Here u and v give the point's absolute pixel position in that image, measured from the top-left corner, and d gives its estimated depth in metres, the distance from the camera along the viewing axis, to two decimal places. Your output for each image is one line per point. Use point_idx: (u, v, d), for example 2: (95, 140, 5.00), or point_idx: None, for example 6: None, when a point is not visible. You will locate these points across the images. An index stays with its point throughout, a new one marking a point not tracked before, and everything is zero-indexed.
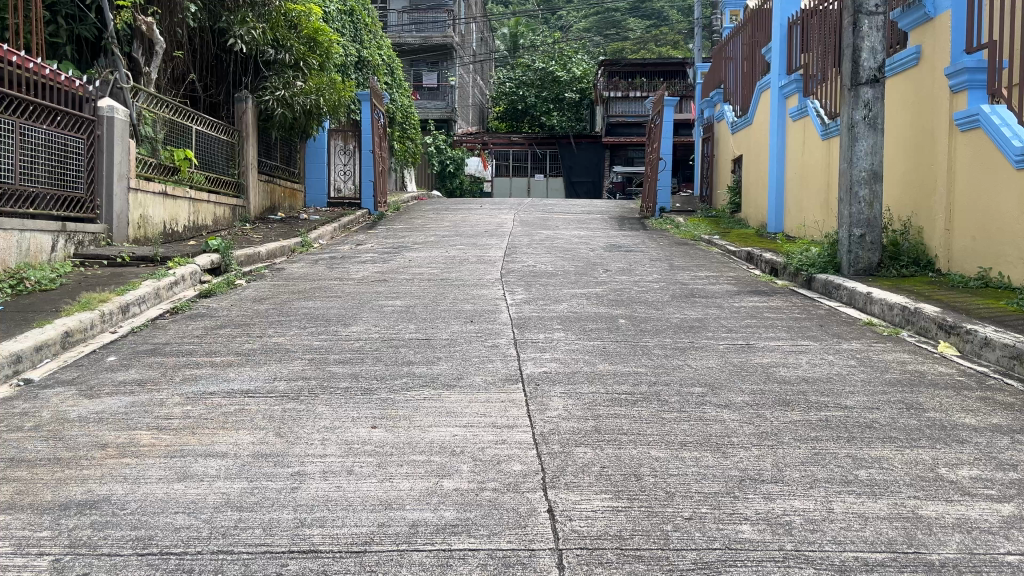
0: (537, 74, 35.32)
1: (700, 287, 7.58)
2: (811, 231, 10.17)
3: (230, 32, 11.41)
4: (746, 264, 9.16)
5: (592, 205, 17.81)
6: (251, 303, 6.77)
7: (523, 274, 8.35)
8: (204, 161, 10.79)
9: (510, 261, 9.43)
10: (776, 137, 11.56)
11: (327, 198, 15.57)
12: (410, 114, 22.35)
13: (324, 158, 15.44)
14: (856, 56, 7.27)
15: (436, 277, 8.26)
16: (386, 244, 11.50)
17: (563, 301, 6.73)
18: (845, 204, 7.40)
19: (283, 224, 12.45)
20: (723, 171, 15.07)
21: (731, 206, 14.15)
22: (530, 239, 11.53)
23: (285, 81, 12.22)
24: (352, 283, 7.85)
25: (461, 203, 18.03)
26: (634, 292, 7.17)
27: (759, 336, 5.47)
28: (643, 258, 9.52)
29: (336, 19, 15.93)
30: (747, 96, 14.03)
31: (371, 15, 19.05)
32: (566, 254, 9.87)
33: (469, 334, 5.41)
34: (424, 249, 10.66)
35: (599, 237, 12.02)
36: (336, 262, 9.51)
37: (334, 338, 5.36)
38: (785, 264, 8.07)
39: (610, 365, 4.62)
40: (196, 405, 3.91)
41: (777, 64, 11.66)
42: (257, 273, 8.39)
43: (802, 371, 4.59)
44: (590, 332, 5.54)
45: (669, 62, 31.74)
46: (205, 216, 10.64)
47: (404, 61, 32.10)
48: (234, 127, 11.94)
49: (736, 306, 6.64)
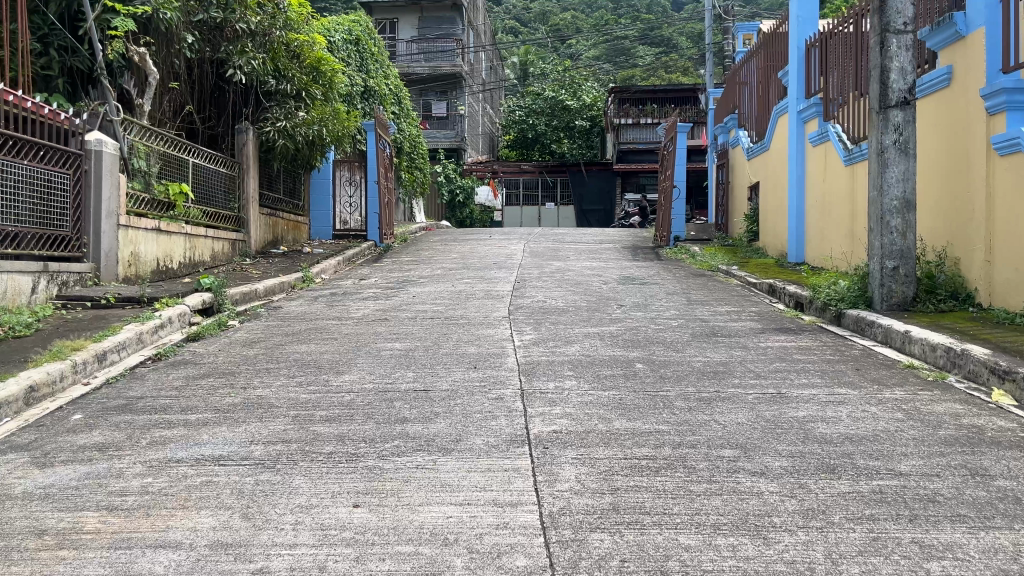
0: (547, 103, 35.16)
1: (721, 324, 7.08)
2: (837, 262, 9.66)
3: (229, 62, 11.09)
4: (769, 298, 8.66)
5: (604, 234, 17.37)
6: (240, 348, 6.33)
7: (533, 311, 7.88)
8: (201, 194, 10.44)
9: (519, 296, 8.97)
10: (796, 162, 11.09)
11: (332, 230, 15.19)
12: (419, 143, 22.12)
13: (330, 190, 15.05)
14: (885, 78, 6.82)
15: (440, 315, 7.79)
16: (390, 278, 11.05)
17: (576, 342, 6.26)
18: (876, 234, 6.90)
19: (285, 258, 12.05)
20: (738, 199, 14.62)
21: (748, 235, 13.66)
22: (540, 272, 11.09)
23: (287, 112, 11.90)
24: (351, 323, 7.40)
25: (470, 234, 17.64)
26: (650, 332, 6.68)
27: (792, 383, 4.96)
28: (657, 292, 9.05)
29: (342, 48, 15.95)
30: (763, 122, 13.66)
31: (377, 44, 18.83)
32: (578, 289, 9.41)
33: (472, 383, 4.93)
34: (430, 284, 10.22)
35: (612, 268, 11.55)
36: (336, 299, 9.07)
37: (325, 389, 4.89)
38: (811, 299, 7.56)
39: (628, 422, 4.11)
40: (159, 477, 3.45)
41: (795, 87, 11.19)
42: (252, 313, 7.96)
43: (844, 427, 4.08)
44: (605, 379, 5.06)
45: (679, 89, 31.46)
46: (202, 252, 10.25)
47: (413, 90, 32.00)
48: (235, 159, 11.65)
49: (761, 346, 6.14)
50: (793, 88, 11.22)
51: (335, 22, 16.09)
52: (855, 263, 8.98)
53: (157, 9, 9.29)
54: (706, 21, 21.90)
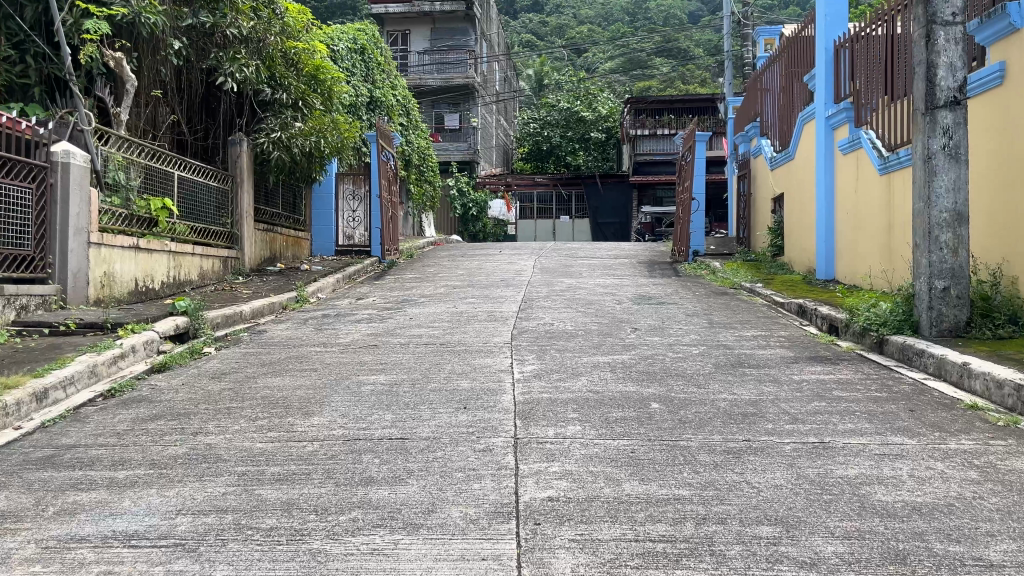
0: (562, 114, 34.43)
1: (748, 353, 6.30)
2: (874, 280, 8.85)
3: (220, 69, 10.44)
4: (799, 320, 7.89)
5: (619, 249, 16.61)
6: (208, 381, 5.65)
7: (537, 336, 7.16)
8: (188, 209, 9.82)
9: (524, 318, 8.25)
10: (824, 172, 10.30)
11: (335, 245, 14.59)
12: (429, 156, 21.54)
13: (332, 204, 14.44)
14: (931, 75, 6.06)
15: (436, 341, 7.08)
16: (390, 298, 10.36)
17: (585, 375, 5.52)
18: (923, 250, 6.12)
19: (280, 276, 11.41)
20: (761, 212, 13.84)
21: (772, 249, 12.88)
22: (550, 290, 10.35)
23: (283, 122, 11.34)
24: (336, 351, 6.70)
25: (480, 249, 16.96)
26: (668, 362, 5.94)
27: (835, 430, 4.19)
28: (675, 313, 8.30)
29: (346, 58, 15.43)
30: (787, 131, 12.89)
31: (384, 53, 18.30)
32: (589, 309, 8.68)
33: (459, 429, 4.20)
34: (431, 304, 9.52)
35: (627, 285, 10.80)
36: (327, 321, 8.40)
37: (287, 437, 4.19)
38: (847, 323, 6.80)
39: (641, 486, 3.37)
40: (47, 566, 2.73)
41: (822, 92, 10.40)
42: (232, 339, 7.30)
43: (908, 494, 3.30)
44: (616, 423, 4.32)
45: (697, 98, 30.67)
46: (188, 270, 9.63)
47: (425, 102, 31.51)
48: (228, 172, 11.08)
49: (795, 379, 5.38)
50: (821, 93, 10.46)
51: (339, 31, 15.58)
52: (896, 284, 8.19)
53: (139, 13, 8.68)
54: (727, 28, 21.10)
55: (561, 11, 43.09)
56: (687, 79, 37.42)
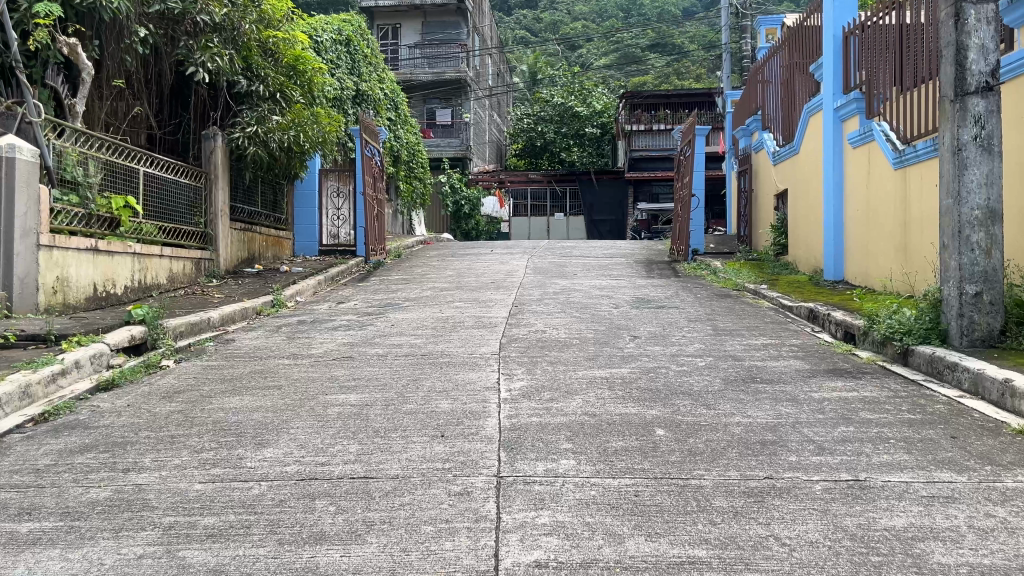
0: (556, 110, 33.99)
1: (760, 365, 5.72)
2: (889, 281, 8.26)
3: (190, 59, 9.80)
4: (811, 326, 7.32)
5: (616, 247, 16.00)
6: (157, 401, 5.04)
7: (528, 346, 6.57)
8: (155, 208, 9.20)
9: (514, 324, 7.65)
10: (833, 167, 9.71)
11: (319, 245, 13.92)
12: (419, 152, 20.95)
13: (315, 202, 13.78)
14: (962, 57, 5.47)
15: (417, 351, 6.48)
16: (372, 301, 9.75)
17: (579, 393, 4.93)
18: (951, 251, 5.54)
19: (257, 278, 10.79)
20: (763, 208, 13.26)
21: (775, 247, 12.30)
22: (543, 292, 9.76)
23: (259, 115, 10.74)
24: (306, 364, 6.10)
25: (471, 248, 16.35)
26: (672, 377, 5.36)
27: (871, 464, 3.60)
28: (677, 318, 7.71)
29: (330, 50, 14.83)
30: (790, 124, 12.33)
31: (371, 46, 17.67)
32: (584, 314, 8.09)
33: (434, 465, 3.61)
34: (416, 308, 8.88)
35: (624, 287, 10.21)
36: (301, 329, 7.80)
37: (232, 475, 3.58)
38: (867, 330, 6.22)
39: (647, 544, 2.78)
40: None
41: (830, 81, 9.80)
42: (195, 350, 6.69)
43: (972, 553, 2.71)
44: (616, 457, 3.71)
45: (693, 93, 30.13)
46: (156, 274, 9.01)
47: (416, 97, 30.90)
48: (201, 169, 10.47)
49: (815, 397, 4.80)
50: (829, 83, 9.89)
51: (323, 21, 14.96)
52: (918, 289, 7.56)
53: None
54: (724, 21, 20.55)
55: (554, 5, 42.36)
56: (682, 74, 36.72)
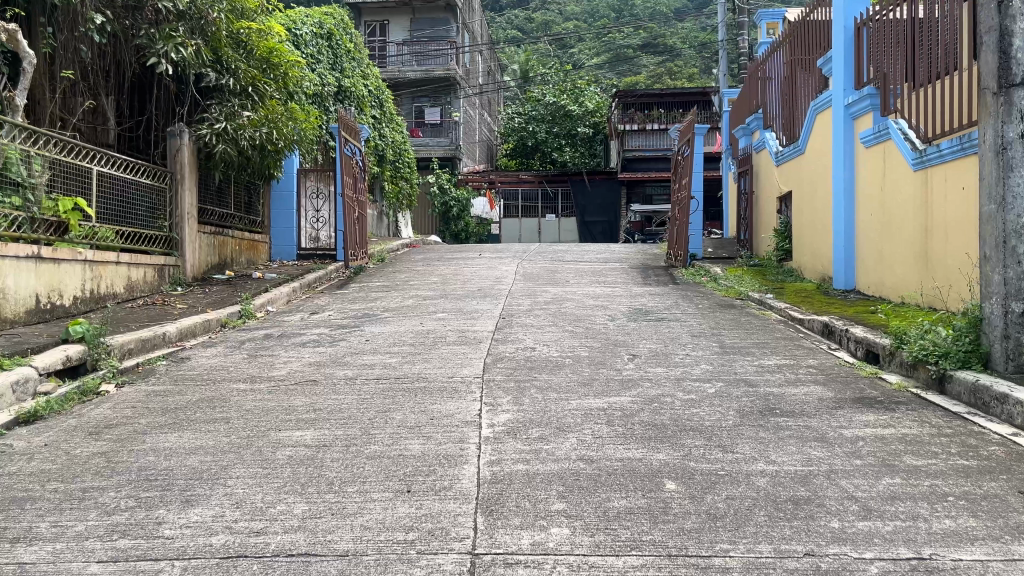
0: (548, 109, 33.38)
1: (778, 393, 5.04)
2: (912, 295, 7.57)
3: (151, 50, 9.08)
4: (827, 343, 6.65)
5: (610, 251, 15.31)
6: (80, 438, 4.33)
7: (515, 367, 5.88)
8: (111, 211, 8.49)
9: (501, 340, 6.96)
10: (844, 168, 9.03)
11: (297, 249, 13.19)
12: (405, 151, 20.25)
13: (293, 203, 13.06)
14: (1006, 44, 4.78)
15: (391, 374, 5.78)
16: (348, 311, 9.04)
17: (573, 431, 4.23)
18: (995, 265, 4.88)
19: (226, 286, 10.06)
20: (764, 211, 12.60)
21: (778, 253, 11.65)
22: (533, 302, 9.08)
23: (229, 111, 10.05)
24: (263, 389, 5.39)
25: (458, 252, 15.64)
26: (679, 409, 4.66)
27: (932, 534, 2.93)
28: (679, 334, 7.02)
29: (310, 44, 14.14)
30: (795, 122, 11.68)
31: (354, 41, 16.96)
32: (578, 328, 7.41)
33: (393, 537, 2.92)
34: (395, 320, 8.16)
35: (620, 296, 9.53)
36: (266, 345, 7.08)
37: (140, 551, 2.88)
38: (895, 350, 5.56)
39: None
40: None
41: (841, 76, 9.13)
42: (142, 372, 5.98)
43: None
44: (618, 523, 3.02)
45: (687, 92, 29.51)
46: (111, 282, 8.30)
47: (404, 95, 30.21)
48: (166, 168, 9.75)
49: (848, 436, 4.11)
50: (837, 78, 9.23)
51: (302, 13, 14.26)
52: (949, 304, 6.87)
53: None
54: (721, 18, 19.92)
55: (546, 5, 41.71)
56: (675, 74, 36.03)
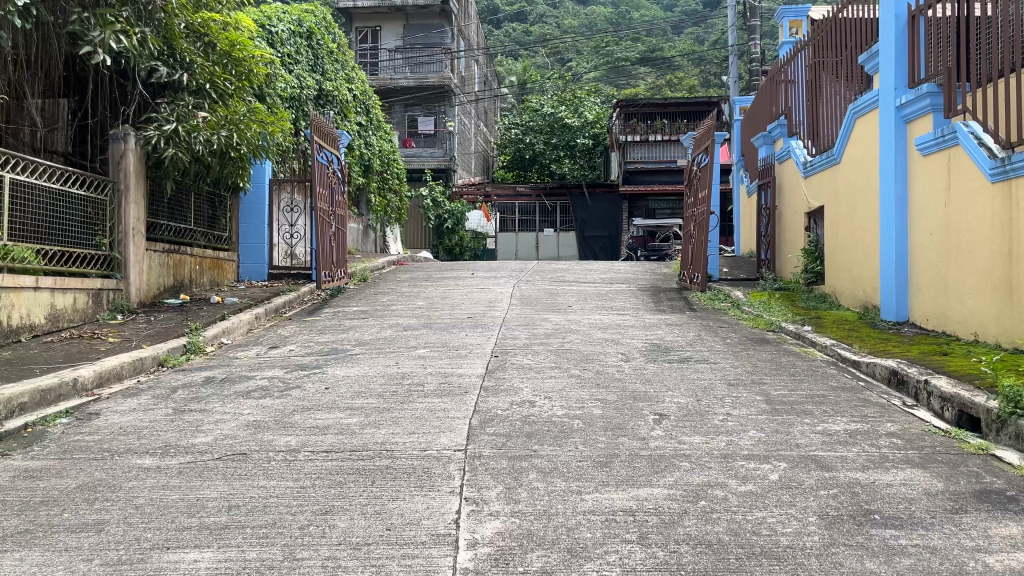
0: (546, 120, 32.17)
1: (867, 481, 3.70)
2: (999, 335, 6.19)
3: (85, 37, 7.76)
4: (898, 397, 5.32)
5: (615, 270, 13.99)
6: None
7: (509, 433, 4.53)
8: (31, 227, 7.19)
9: (492, 389, 5.61)
10: (896, 181, 7.71)
11: (268, 268, 11.82)
12: (395, 162, 18.99)
13: (264, 216, 11.72)
14: None
15: (347, 444, 4.43)
16: (314, 345, 7.69)
17: (591, 559, 2.89)
18: None
19: (176, 312, 8.70)
20: (788, 227, 11.32)
21: (808, 275, 10.31)
22: (531, 335, 7.74)
23: (181, 111, 8.76)
24: (172, 469, 4.04)
25: (449, 270, 14.30)
26: (737, 513, 3.32)
27: None
28: (713, 384, 5.68)
29: (287, 42, 12.92)
30: (824, 128, 10.46)
31: (337, 41, 15.71)
32: (586, 372, 6.07)
33: None
34: (367, 359, 6.81)
35: (633, 327, 8.20)
36: (203, 395, 5.72)
37: None
38: (1009, 418, 4.20)
39: None
40: None
41: (889, 74, 7.82)
42: (27, 438, 4.63)
43: None
44: None
45: (693, 102, 28.25)
46: (28, 312, 6.99)
47: (397, 104, 28.95)
48: (109, 178, 8.47)
49: (999, 571, 2.79)
50: (884, 76, 7.94)
51: (279, 9, 13.01)
52: None
53: None
54: (729, 21, 18.76)
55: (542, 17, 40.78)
56: (674, 86, 34.84)
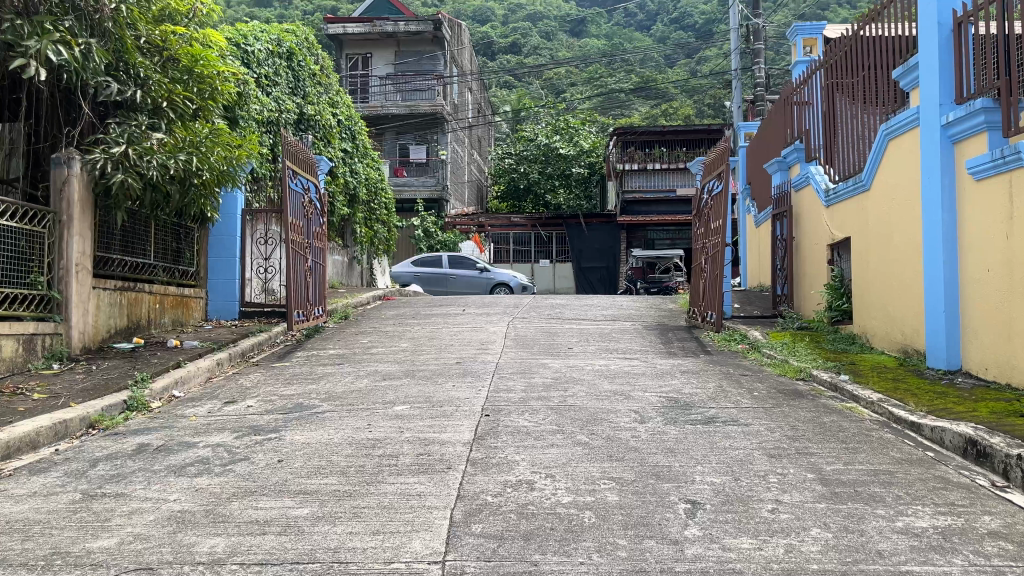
0: (540, 149, 31.40)
1: None
2: None
3: (18, 48, 6.81)
4: (985, 476, 4.30)
5: (618, 306, 12.99)
6: None
7: (501, 536, 3.49)
8: None
9: (481, 463, 4.58)
10: (944, 209, 6.72)
11: (239, 307, 10.81)
12: (384, 192, 18.12)
13: (236, 250, 10.74)
14: None
15: (287, 552, 3.38)
16: (277, 399, 6.65)
17: None
18: None
19: (124, 359, 7.64)
20: (810, 261, 10.34)
21: (834, 313, 9.32)
22: (528, 386, 6.73)
23: (133, 132, 7.81)
24: None
25: (438, 306, 13.31)
26: None
27: None
28: (751, 456, 4.64)
29: (265, 63, 12.04)
30: (849, 154, 9.53)
31: (320, 63, 14.85)
32: (593, 438, 5.05)
33: None
34: (334, 421, 5.76)
35: (643, 375, 7.19)
36: (126, 471, 4.66)
37: None
38: None
39: None
40: None
41: (933, 88, 6.89)
42: None
43: None
44: None
45: (692, 129, 27.20)
46: None
47: (388, 132, 28.13)
48: (50, 208, 7.49)
49: None
50: (925, 92, 7.03)
51: (256, 28, 12.11)
52: None
53: None
54: (732, 44, 18.02)
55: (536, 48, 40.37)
56: (670, 116, 34.30)
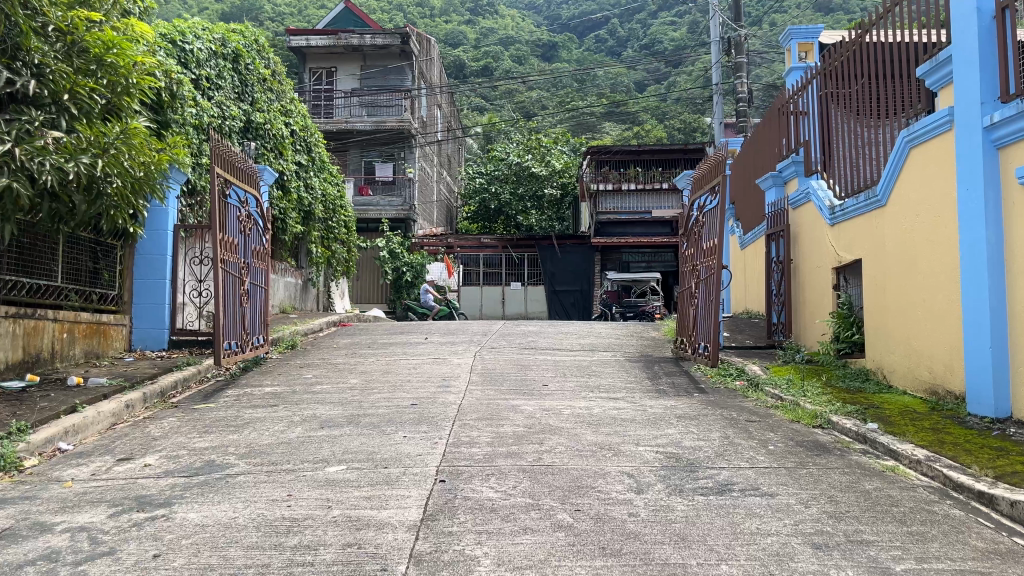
0: (511, 169, 30.37)
1: None
2: None
3: None
4: None
5: (596, 334, 11.83)
6: None
7: None
8: None
9: (429, 559, 3.36)
10: (988, 226, 5.68)
11: (169, 334, 9.47)
12: (343, 209, 16.87)
13: (166, 270, 9.45)
14: None
15: None
16: (185, 456, 5.36)
17: None
18: None
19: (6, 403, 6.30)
20: (811, 286, 9.32)
21: (843, 346, 8.25)
22: (495, 438, 5.52)
23: (24, 128, 6.48)
24: None
25: (398, 334, 12.06)
26: None
27: None
28: (790, 549, 3.47)
29: (206, 63, 10.85)
30: (854, 167, 8.55)
31: (272, 68, 13.66)
32: (576, 516, 3.86)
33: None
34: (245, 490, 4.49)
35: (634, 423, 6.01)
36: None
37: None
38: None
39: None
40: None
41: (971, 85, 5.88)
42: None
43: None
44: None
45: (666, 148, 26.45)
46: None
47: (353, 149, 26.94)
48: None
49: None
50: (960, 90, 6.03)
51: (197, 25, 10.91)
52: None
53: None
54: (712, 58, 17.20)
55: None
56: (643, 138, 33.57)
